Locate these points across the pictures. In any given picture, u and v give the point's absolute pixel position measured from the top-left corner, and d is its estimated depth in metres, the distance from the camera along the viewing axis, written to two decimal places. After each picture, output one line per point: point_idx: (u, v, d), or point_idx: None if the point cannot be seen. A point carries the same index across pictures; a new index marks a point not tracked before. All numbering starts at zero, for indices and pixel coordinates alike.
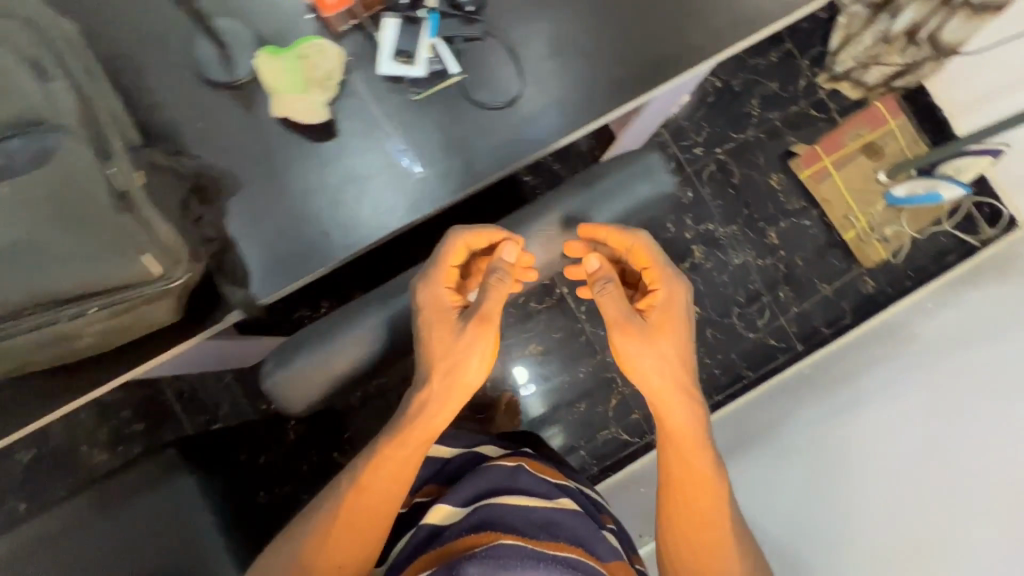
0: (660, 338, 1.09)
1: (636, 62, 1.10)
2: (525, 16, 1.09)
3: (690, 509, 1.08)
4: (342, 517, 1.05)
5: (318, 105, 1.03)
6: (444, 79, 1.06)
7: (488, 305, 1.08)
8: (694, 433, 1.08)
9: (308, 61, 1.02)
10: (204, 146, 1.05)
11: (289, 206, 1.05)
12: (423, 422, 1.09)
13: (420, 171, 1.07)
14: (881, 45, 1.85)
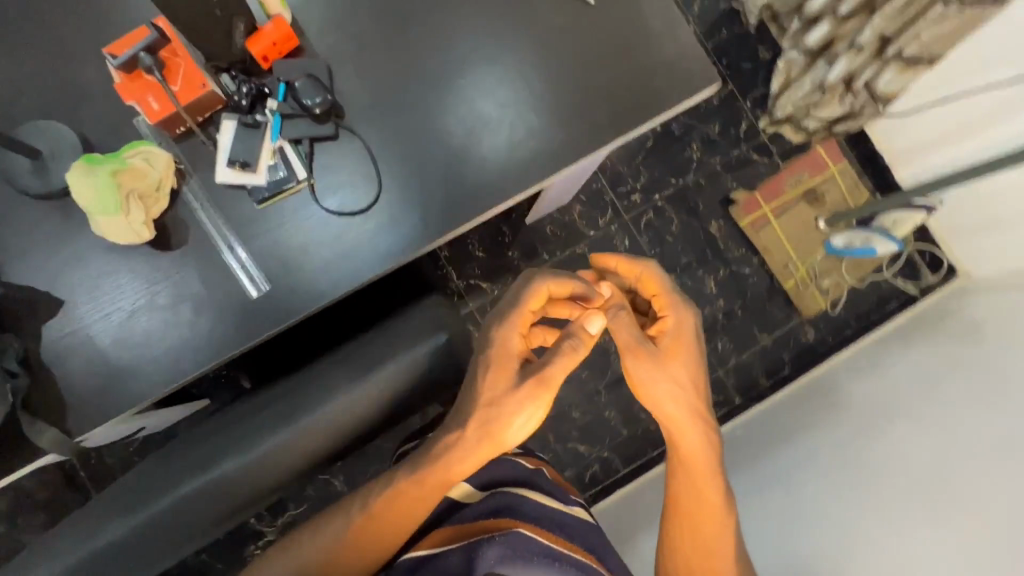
0: (672, 365, 0.85)
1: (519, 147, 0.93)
2: (382, 89, 0.89)
3: (687, 527, 0.87)
4: (350, 523, 0.85)
5: (139, 223, 0.78)
6: (286, 189, 0.84)
7: (553, 368, 0.81)
8: (704, 458, 0.85)
9: (130, 175, 0.78)
10: None
11: (84, 329, 0.80)
12: (445, 472, 0.83)
13: (263, 289, 0.83)
14: (818, 91, 1.73)
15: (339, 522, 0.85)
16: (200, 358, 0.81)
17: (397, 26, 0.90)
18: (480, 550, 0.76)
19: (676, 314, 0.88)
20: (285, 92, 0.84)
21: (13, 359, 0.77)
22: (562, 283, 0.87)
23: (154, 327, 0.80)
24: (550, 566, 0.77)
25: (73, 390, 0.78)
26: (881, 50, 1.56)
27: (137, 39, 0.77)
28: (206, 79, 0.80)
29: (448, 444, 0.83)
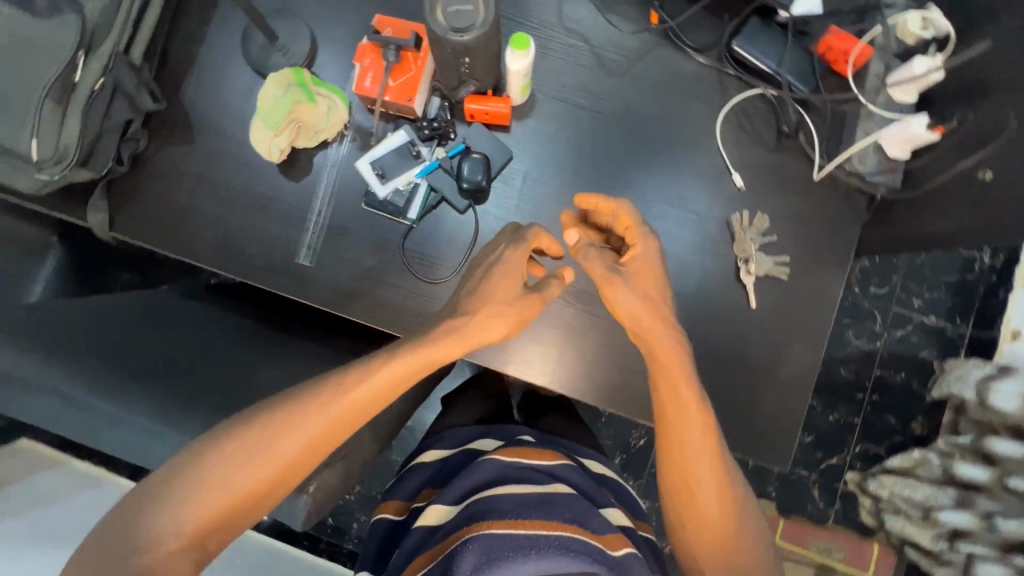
0: (642, 283, 0.72)
1: (580, 339, 0.91)
2: (529, 205, 0.91)
3: (712, 548, 0.69)
4: (207, 505, 0.59)
5: (277, 147, 0.85)
6: (391, 215, 0.88)
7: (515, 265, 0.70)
8: (705, 443, 0.67)
9: (307, 111, 0.85)
10: (177, 54, 0.91)
11: (191, 172, 0.90)
12: (366, 385, 0.62)
13: (307, 262, 0.89)
14: (920, 510, 1.40)
15: (185, 505, 0.59)
16: (224, 263, 0.89)
17: (590, 179, 0.91)
18: (456, 567, 0.67)
19: (641, 258, 0.74)
20: (458, 152, 0.88)
21: (128, 151, 0.88)
22: (534, 232, 0.74)
23: (221, 215, 0.89)
24: (529, 555, 0.66)
25: (140, 204, 0.89)
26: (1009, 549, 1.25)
27: (400, 32, 0.84)
28: (415, 96, 0.85)
29: (311, 422, 0.61)
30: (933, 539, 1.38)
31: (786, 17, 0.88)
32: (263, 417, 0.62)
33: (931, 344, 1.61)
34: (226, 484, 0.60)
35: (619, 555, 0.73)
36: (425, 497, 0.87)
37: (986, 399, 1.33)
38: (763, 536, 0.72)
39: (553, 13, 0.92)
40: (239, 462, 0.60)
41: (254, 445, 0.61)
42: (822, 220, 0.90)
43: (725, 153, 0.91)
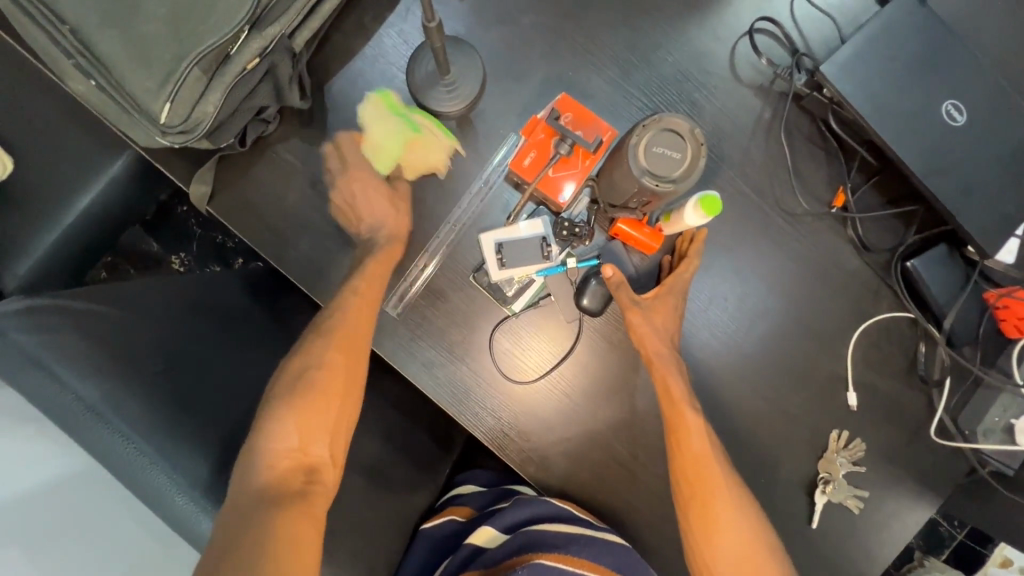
0: (657, 305, 0.81)
1: (630, 482, 0.87)
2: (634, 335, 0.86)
3: (720, 562, 0.76)
4: (280, 471, 0.67)
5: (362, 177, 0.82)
6: (494, 300, 0.84)
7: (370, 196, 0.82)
8: (699, 435, 0.78)
9: (413, 141, 0.81)
10: (337, 46, 0.83)
11: (309, 176, 0.83)
12: (351, 325, 0.76)
13: (395, 313, 0.83)
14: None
15: (257, 476, 0.65)
16: (310, 283, 0.84)
17: (705, 337, 0.86)
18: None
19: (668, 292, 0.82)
20: (588, 266, 0.82)
21: (253, 133, 0.80)
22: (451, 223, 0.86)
23: (324, 232, 0.83)
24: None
25: (246, 189, 0.83)
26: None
27: (580, 127, 0.78)
28: (569, 195, 0.79)
29: (315, 369, 0.75)
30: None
31: (977, 256, 0.80)
32: (282, 390, 0.73)
33: (920, 535, 1.53)
34: (284, 446, 0.69)
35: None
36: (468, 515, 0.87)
37: None
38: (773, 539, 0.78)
39: (738, 151, 0.84)
40: (284, 426, 0.70)
41: (288, 407, 0.71)
42: (916, 469, 0.85)
43: (848, 364, 0.85)
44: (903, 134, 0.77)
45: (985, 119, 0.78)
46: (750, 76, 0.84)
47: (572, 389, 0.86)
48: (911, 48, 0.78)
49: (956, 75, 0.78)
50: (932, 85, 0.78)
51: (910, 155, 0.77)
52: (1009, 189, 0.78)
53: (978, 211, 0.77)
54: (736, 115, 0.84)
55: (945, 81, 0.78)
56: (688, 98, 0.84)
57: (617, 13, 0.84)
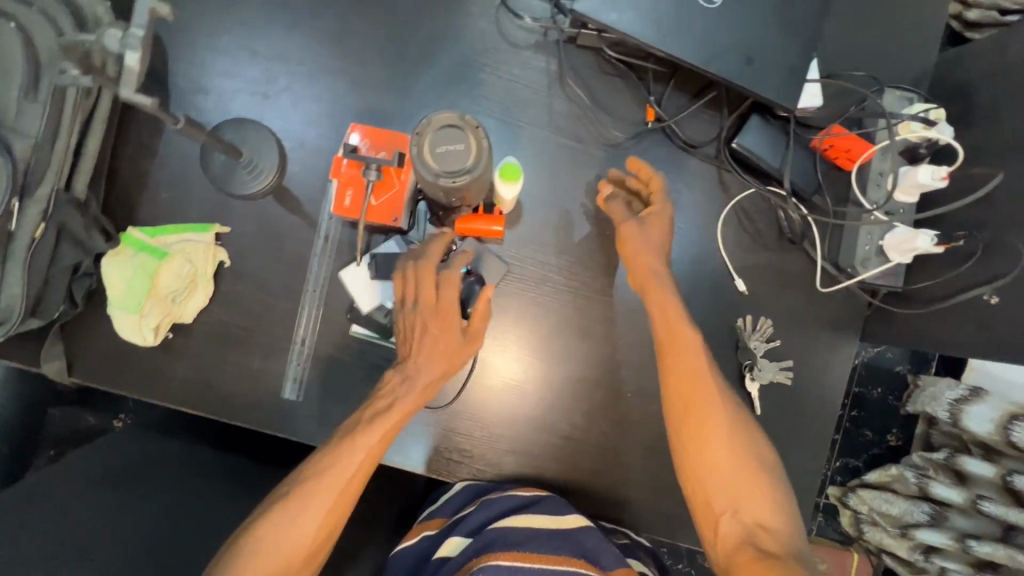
0: (643, 227, 0.79)
1: (586, 450, 0.88)
2: (529, 317, 0.87)
3: (719, 501, 0.71)
4: None
5: (149, 313, 0.77)
6: (379, 336, 0.82)
7: (171, 315, 0.79)
8: (693, 359, 0.75)
9: (159, 269, 0.79)
10: (130, 175, 0.82)
11: None
12: (338, 469, 0.70)
13: (296, 395, 0.83)
14: (897, 527, 1.43)
15: None
16: (204, 405, 0.82)
17: (590, 291, 0.87)
18: None
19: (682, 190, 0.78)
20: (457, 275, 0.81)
21: (82, 290, 0.78)
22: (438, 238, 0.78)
23: (198, 352, 0.82)
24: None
25: (100, 345, 0.81)
26: (979, 565, 1.28)
27: (380, 148, 0.77)
28: (400, 216, 0.78)
29: (296, 511, 0.68)
30: (911, 552, 1.40)
31: (788, 113, 0.84)
32: (249, 534, 0.67)
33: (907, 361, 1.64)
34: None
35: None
36: (434, 526, 0.84)
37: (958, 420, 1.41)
38: (774, 489, 0.72)
39: (543, 111, 0.86)
40: (239, 570, 0.65)
41: (245, 556, 0.66)
42: (825, 320, 0.89)
43: (726, 255, 0.88)
44: (674, 34, 0.80)
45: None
46: (524, 38, 0.86)
47: (505, 392, 0.87)
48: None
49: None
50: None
51: (688, 52, 0.80)
52: (786, 43, 0.81)
53: (766, 76, 0.81)
54: (527, 79, 0.86)
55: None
56: (477, 81, 0.86)
57: (379, 32, 0.85)
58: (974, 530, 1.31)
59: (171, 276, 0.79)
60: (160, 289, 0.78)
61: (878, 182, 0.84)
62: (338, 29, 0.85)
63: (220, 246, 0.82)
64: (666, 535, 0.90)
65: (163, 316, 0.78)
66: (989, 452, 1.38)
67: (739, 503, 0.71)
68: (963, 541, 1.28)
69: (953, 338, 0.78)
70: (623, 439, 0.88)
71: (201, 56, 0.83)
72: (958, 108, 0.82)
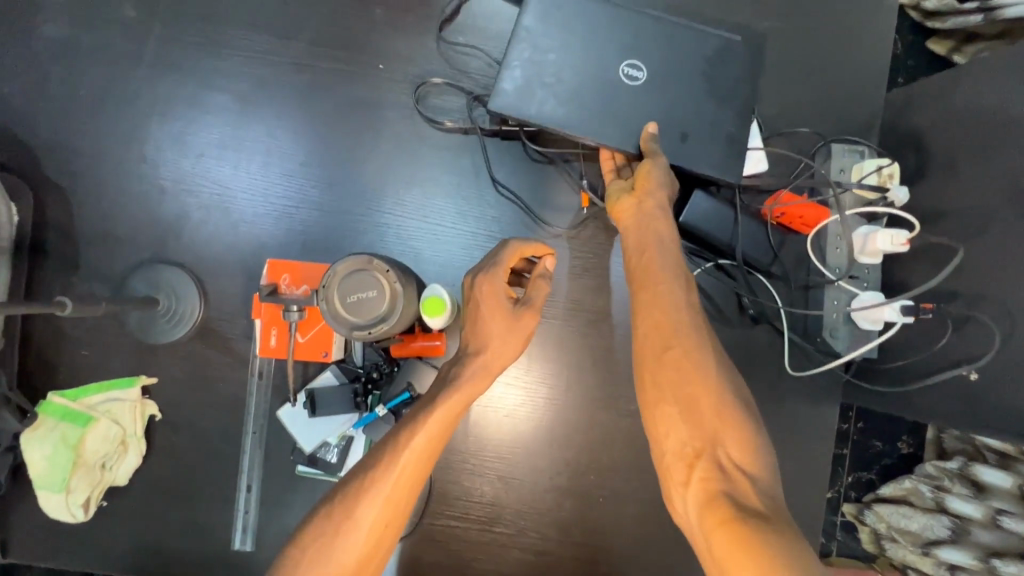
0: (649, 199, 0.69)
1: (564, 566, 0.81)
2: (485, 429, 0.82)
3: (693, 455, 0.59)
4: None
5: (76, 487, 0.72)
6: (326, 475, 0.77)
7: (101, 483, 0.74)
8: (677, 302, 0.66)
9: (82, 437, 0.73)
10: (45, 335, 0.77)
11: None
12: (358, 519, 0.58)
13: (246, 546, 0.78)
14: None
15: None
16: (149, 570, 0.77)
17: (543, 387, 0.82)
18: None
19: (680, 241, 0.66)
20: (401, 401, 0.75)
21: (4, 469, 0.73)
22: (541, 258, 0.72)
23: (137, 514, 0.77)
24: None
25: (32, 521, 0.76)
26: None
27: (300, 282, 0.73)
28: (329, 350, 0.74)
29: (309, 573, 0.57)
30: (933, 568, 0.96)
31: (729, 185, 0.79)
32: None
33: None
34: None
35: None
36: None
37: None
38: (758, 440, 0.59)
39: (474, 211, 0.81)
40: None
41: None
42: (800, 393, 0.83)
43: None
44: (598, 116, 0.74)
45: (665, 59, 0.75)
46: (444, 137, 0.81)
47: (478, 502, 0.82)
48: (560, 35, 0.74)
49: (616, 34, 0.75)
50: (597, 56, 0.75)
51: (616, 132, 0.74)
52: (720, 110, 0.76)
53: (704, 149, 0.75)
54: (452, 179, 0.81)
55: (609, 45, 0.75)
56: (399, 189, 0.81)
57: (291, 150, 0.80)
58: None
59: (97, 442, 0.74)
60: (85, 458, 0.73)
61: (836, 244, 0.78)
62: (248, 153, 0.80)
63: (148, 399, 0.77)
64: None
65: (92, 487, 0.73)
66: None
67: (713, 438, 0.59)
68: (991, 561, 0.88)
69: None
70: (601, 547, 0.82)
71: (107, 201, 0.79)
72: (910, 161, 0.77)
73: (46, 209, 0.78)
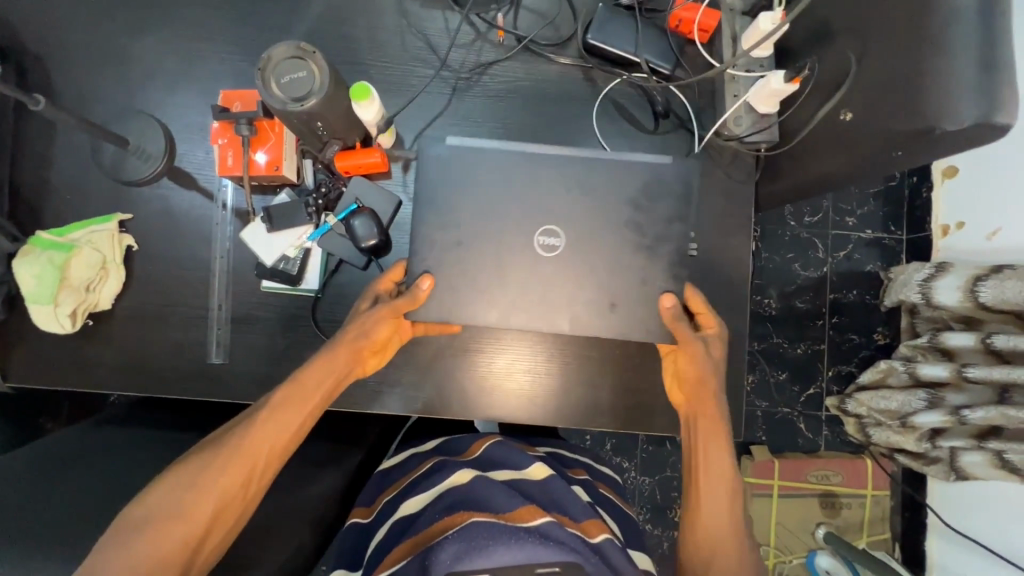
0: (697, 410, 0.82)
1: (516, 361, 0.91)
2: None
3: (710, 507, 0.77)
4: (224, 476, 0.68)
5: (64, 303, 0.81)
6: (288, 286, 0.86)
7: (85, 303, 0.83)
8: (713, 420, 0.80)
9: (67, 262, 0.81)
10: (33, 184, 0.87)
11: None
12: (313, 383, 0.75)
13: (221, 358, 0.86)
14: (897, 420, 1.38)
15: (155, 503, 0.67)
16: (137, 386, 0.86)
17: None
18: (435, 561, 0.62)
19: (632, 330, 0.81)
20: (349, 212, 0.84)
21: (2, 295, 0.82)
22: (416, 281, 0.79)
23: (123, 335, 0.86)
24: (510, 541, 0.61)
25: (31, 346, 0.85)
26: (982, 435, 1.27)
27: (249, 106, 0.82)
28: (280, 165, 0.82)
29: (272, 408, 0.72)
30: (918, 443, 1.35)
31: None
32: (155, 492, 0.67)
33: (873, 255, 1.66)
34: (124, 564, 0.62)
35: (597, 540, 0.69)
36: (393, 491, 0.86)
37: (930, 298, 1.39)
38: (731, 500, 0.78)
39: (407, 50, 0.91)
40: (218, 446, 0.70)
41: (141, 518, 0.65)
42: (718, 188, 0.91)
43: (606, 145, 0.91)
44: (511, 286, 0.80)
45: (545, 189, 0.80)
46: None
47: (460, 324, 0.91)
48: (457, 207, 0.80)
49: (527, 202, 0.80)
50: (527, 224, 0.80)
51: (594, 271, 0.80)
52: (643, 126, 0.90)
53: (636, 320, 0.81)
54: (386, 25, 0.91)
55: (529, 217, 0.80)
56: (339, 36, 0.91)
57: (239, 8, 0.90)
58: (973, 403, 1.27)
59: (81, 267, 0.82)
60: (70, 280, 0.82)
61: (731, 42, 0.87)
62: (201, 13, 0.90)
63: (125, 233, 0.86)
64: (609, 428, 0.91)
65: (79, 306, 0.82)
66: (970, 323, 1.35)
67: (713, 521, 0.77)
68: (959, 413, 1.24)
69: (826, 170, 0.79)
70: (549, 343, 0.91)
71: (78, 65, 0.88)
72: None
73: (25, 75, 0.88)
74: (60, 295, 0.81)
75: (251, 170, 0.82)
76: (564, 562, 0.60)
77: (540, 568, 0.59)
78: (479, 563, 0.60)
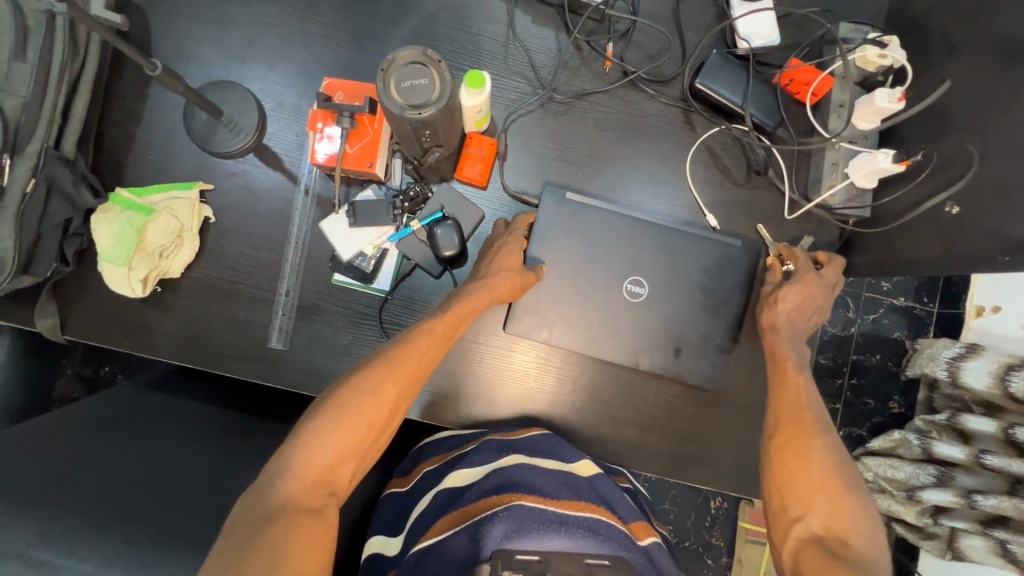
0: (772, 342, 0.83)
1: (565, 388, 0.91)
2: None
3: (798, 419, 0.76)
4: (376, 407, 0.67)
5: (140, 268, 0.80)
6: (359, 283, 0.85)
7: (158, 270, 0.82)
8: (785, 351, 0.81)
9: (146, 225, 0.81)
10: (119, 136, 0.86)
11: None
12: (456, 316, 0.75)
13: (280, 342, 0.85)
14: (903, 491, 1.36)
15: (307, 438, 0.64)
16: (191, 355, 0.85)
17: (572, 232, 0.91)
18: (486, 535, 0.59)
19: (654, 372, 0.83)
20: (432, 221, 0.84)
21: (73, 249, 0.80)
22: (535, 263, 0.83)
23: (183, 302, 0.85)
24: (558, 530, 0.61)
25: (93, 302, 0.84)
26: (988, 522, 1.24)
27: (353, 98, 0.81)
28: (376, 162, 0.81)
29: (415, 342, 0.72)
30: (920, 517, 1.34)
31: (746, 51, 0.87)
32: (327, 402, 0.67)
33: (904, 325, 1.66)
34: (305, 469, 0.62)
35: (647, 544, 0.67)
36: (436, 461, 0.80)
37: (957, 378, 1.38)
38: (818, 417, 0.76)
39: (511, 62, 0.90)
40: (366, 375, 0.69)
41: (314, 430, 0.64)
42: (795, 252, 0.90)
43: (695, 190, 0.90)
44: (557, 316, 0.84)
45: (606, 235, 0.84)
46: None
47: (518, 343, 0.90)
48: (550, 239, 0.84)
49: (606, 247, 0.84)
50: (600, 264, 0.84)
51: (622, 316, 0.84)
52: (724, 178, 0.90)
53: (677, 359, 0.85)
54: (495, 35, 0.90)
55: (603, 262, 0.84)
56: (445, 37, 0.90)
57: None
58: (982, 488, 1.26)
59: (158, 232, 0.81)
60: (145, 244, 0.81)
61: (839, 111, 0.86)
62: None
63: (204, 203, 0.85)
64: (649, 470, 0.91)
65: (152, 272, 0.81)
66: (991, 409, 1.35)
67: (805, 436, 0.74)
68: (972, 497, 1.23)
69: (913, 252, 0.79)
70: (605, 378, 0.90)
71: (182, 25, 0.87)
72: (914, 40, 0.85)
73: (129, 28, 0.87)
74: (135, 259, 0.80)
75: (349, 163, 0.81)
76: (613, 555, 0.58)
77: (589, 558, 0.57)
78: (528, 544, 0.58)
